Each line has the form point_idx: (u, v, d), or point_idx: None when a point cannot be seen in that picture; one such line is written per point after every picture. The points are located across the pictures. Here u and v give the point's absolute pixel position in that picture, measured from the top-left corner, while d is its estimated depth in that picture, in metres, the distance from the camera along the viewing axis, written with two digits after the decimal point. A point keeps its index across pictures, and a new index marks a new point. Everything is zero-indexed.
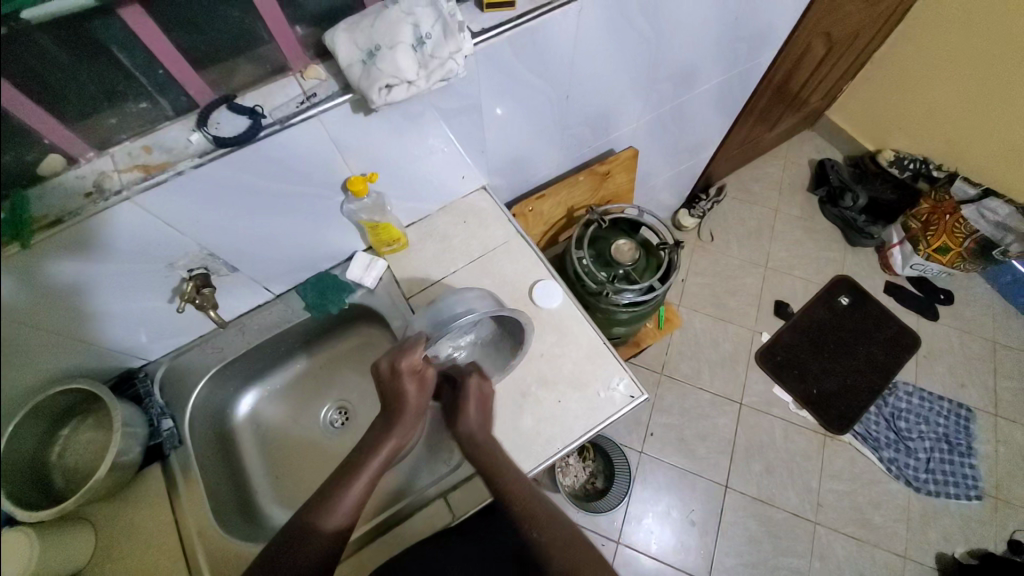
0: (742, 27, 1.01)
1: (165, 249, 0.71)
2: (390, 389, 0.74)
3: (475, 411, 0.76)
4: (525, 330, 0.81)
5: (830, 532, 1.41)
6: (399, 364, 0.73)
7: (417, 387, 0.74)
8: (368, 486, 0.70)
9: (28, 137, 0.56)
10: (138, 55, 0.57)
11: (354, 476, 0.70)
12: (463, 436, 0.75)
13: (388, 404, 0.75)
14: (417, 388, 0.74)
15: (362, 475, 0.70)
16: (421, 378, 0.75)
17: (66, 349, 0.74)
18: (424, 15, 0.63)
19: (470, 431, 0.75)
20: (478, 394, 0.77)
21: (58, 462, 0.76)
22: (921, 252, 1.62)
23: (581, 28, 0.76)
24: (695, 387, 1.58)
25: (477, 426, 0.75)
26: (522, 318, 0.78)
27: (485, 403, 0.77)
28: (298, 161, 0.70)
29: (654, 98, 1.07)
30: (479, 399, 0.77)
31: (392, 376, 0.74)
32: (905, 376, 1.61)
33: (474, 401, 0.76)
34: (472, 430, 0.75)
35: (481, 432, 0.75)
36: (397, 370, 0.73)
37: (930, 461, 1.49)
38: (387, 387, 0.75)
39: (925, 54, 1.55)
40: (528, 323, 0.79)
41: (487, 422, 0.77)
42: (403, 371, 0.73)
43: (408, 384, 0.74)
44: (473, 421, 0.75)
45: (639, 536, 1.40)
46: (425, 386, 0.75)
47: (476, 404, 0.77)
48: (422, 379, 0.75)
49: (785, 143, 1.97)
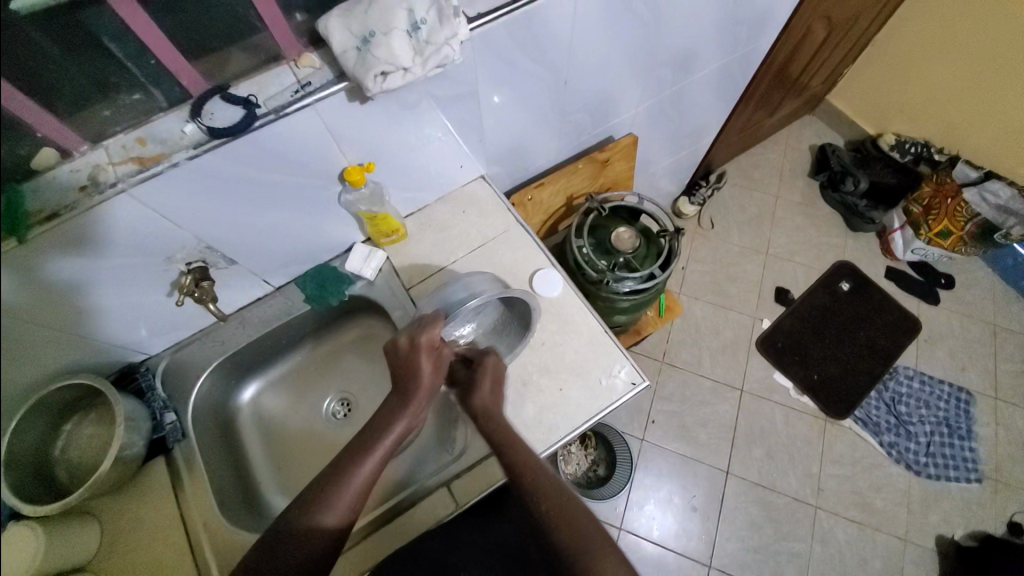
0: (742, 10, 0.99)
1: (162, 242, 0.70)
2: (404, 365, 0.73)
3: (487, 387, 0.75)
4: (532, 313, 0.82)
5: (831, 516, 1.42)
6: (420, 339, 0.73)
7: (433, 365, 0.73)
8: (377, 468, 0.69)
9: (22, 131, 0.55)
10: (130, 45, 0.56)
11: (362, 457, 0.69)
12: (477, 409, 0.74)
13: (400, 381, 0.74)
14: (433, 367, 0.73)
15: (371, 458, 0.69)
16: (438, 356, 0.74)
17: (64, 345, 0.74)
18: (419, 0, 0.61)
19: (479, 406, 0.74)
20: (494, 375, 0.76)
21: (62, 457, 0.76)
22: (923, 236, 1.61)
23: (578, 12, 0.75)
24: (696, 374, 1.58)
25: (487, 400, 0.74)
26: (531, 300, 0.79)
27: (500, 383, 0.76)
28: (295, 152, 0.69)
29: (653, 84, 1.05)
30: (495, 380, 0.76)
31: (411, 350, 0.73)
32: (906, 360, 1.61)
33: (486, 378, 0.76)
34: (484, 405, 0.74)
35: (493, 407, 0.74)
36: (417, 344, 0.73)
37: (930, 445, 1.50)
38: (405, 361, 0.73)
39: (928, 35, 1.53)
40: (535, 307, 0.81)
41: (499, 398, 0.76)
42: (422, 346, 0.73)
43: (423, 359, 0.73)
44: (484, 396, 0.74)
45: (642, 523, 1.41)
46: (441, 365, 0.75)
47: (490, 383, 0.76)
48: (438, 357, 0.74)
49: (785, 128, 1.95)
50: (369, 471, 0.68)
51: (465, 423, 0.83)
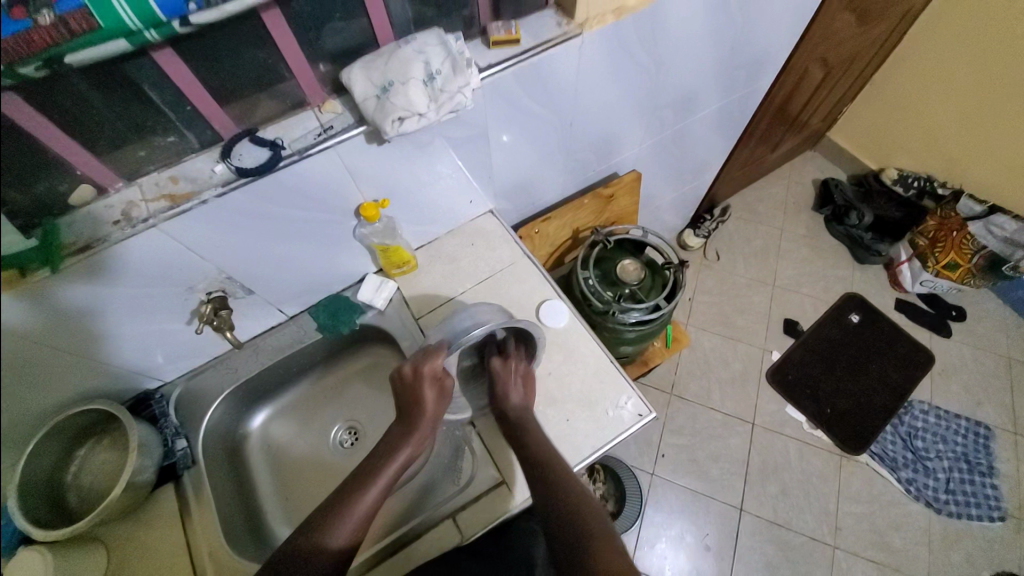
0: (740, 55, 1.05)
1: (185, 274, 0.74)
2: (408, 395, 0.76)
3: (517, 390, 0.80)
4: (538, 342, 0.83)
5: (848, 556, 1.37)
6: (423, 368, 0.75)
7: (436, 393, 0.76)
8: (382, 495, 0.72)
9: (63, 169, 0.60)
10: (168, 93, 0.60)
11: (369, 482, 0.72)
12: (509, 415, 0.79)
13: (404, 411, 0.77)
14: (436, 395, 0.76)
15: (376, 483, 0.72)
16: (442, 386, 0.77)
17: (84, 370, 0.77)
18: (434, 54, 0.66)
19: (509, 414, 0.79)
20: (520, 373, 0.83)
21: (74, 482, 0.78)
22: (930, 269, 1.61)
23: (583, 61, 0.80)
24: (705, 407, 1.56)
25: (516, 406, 0.79)
26: (537, 331, 0.80)
27: (529, 381, 0.82)
28: (314, 189, 0.73)
29: (656, 124, 1.10)
30: (523, 377, 0.82)
31: (414, 378, 0.76)
32: (920, 395, 1.58)
33: (515, 382, 0.81)
34: (515, 411, 0.79)
35: (525, 411, 0.79)
36: (420, 372, 0.75)
37: (950, 481, 1.45)
38: (407, 391, 0.76)
39: (921, 76, 1.59)
40: (541, 338, 0.82)
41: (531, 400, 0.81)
42: (424, 376, 0.75)
43: (427, 387, 0.76)
44: (515, 403, 0.79)
45: (653, 561, 1.37)
46: (445, 393, 0.77)
47: (518, 381, 0.82)
48: (442, 385, 0.77)
49: (788, 163, 1.99)
50: (374, 497, 0.71)
51: (473, 452, 0.83)
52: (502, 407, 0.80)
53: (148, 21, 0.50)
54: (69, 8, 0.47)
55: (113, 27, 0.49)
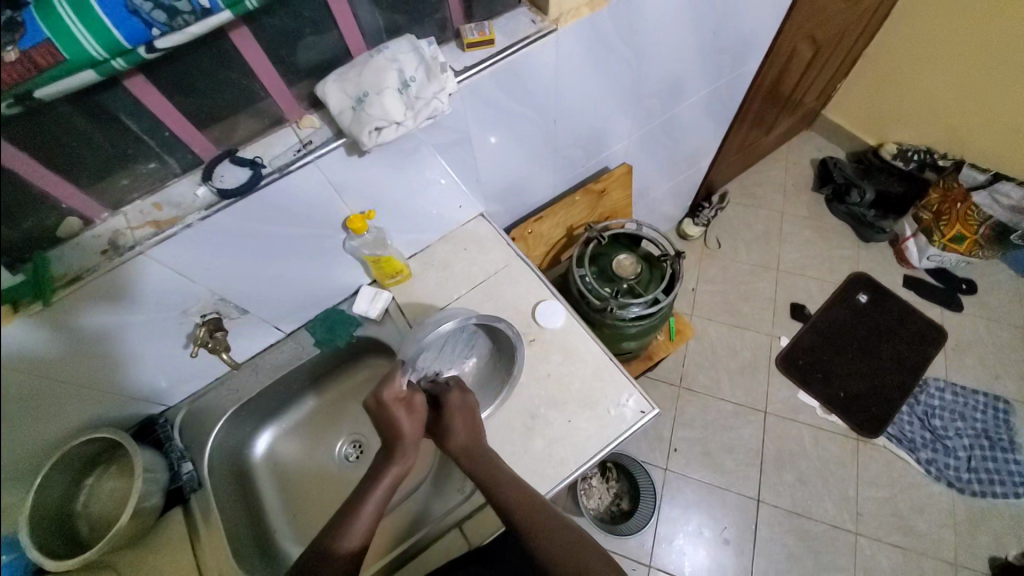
0: (724, 38, 1.03)
1: (178, 298, 0.74)
2: (382, 423, 0.74)
3: (462, 428, 0.76)
4: (515, 342, 0.82)
5: (873, 542, 1.34)
6: (384, 395, 0.74)
7: (408, 413, 0.74)
8: (375, 515, 0.71)
9: (47, 203, 0.60)
10: (145, 120, 0.60)
11: (361, 503, 0.71)
12: (457, 453, 0.75)
13: (384, 438, 0.74)
14: (407, 415, 0.74)
15: (368, 505, 0.71)
16: (409, 406, 0.75)
17: (87, 399, 0.78)
18: (407, 60, 0.66)
19: (460, 451, 0.75)
20: (466, 413, 0.78)
21: (83, 511, 0.79)
22: (936, 243, 1.59)
23: (560, 56, 0.79)
24: (716, 398, 1.54)
25: (466, 443, 0.75)
26: (516, 338, 0.81)
27: (474, 422, 0.77)
28: (299, 206, 0.73)
29: (642, 114, 1.08)
30: (467, 419, 0.77)
31: (380, 408, 0.74)
32: (935, 372, 1.55)
33: (458, 418, 0.77)
34: (462, 447, 0.75)
35: (472, 445, 0.75)
36: (382, 402, 0.74)
37: (971, 459, 1.42)
38: (378, 421, 0.74)
39: (916, 42, 1.55)
40: (517, 338, 0.81)
41: (477, 434, 0.77)
42: (388, 402, 0.74)
43: (400, 413, 0.74)
44: (461, 440, 0.75)
45: (672, 558, 1.35)
46: (416, 411, 0.75)
47: (464, 420, 0.77)
48: (410, 405, 0.75)
49: (785, 145, 1.96)
50: (370, 512, 0.71)
51: None
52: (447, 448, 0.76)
53: (113, 51, 0.50)
54: (33, 43, 0.47)
55: (79, 58, 0.49)
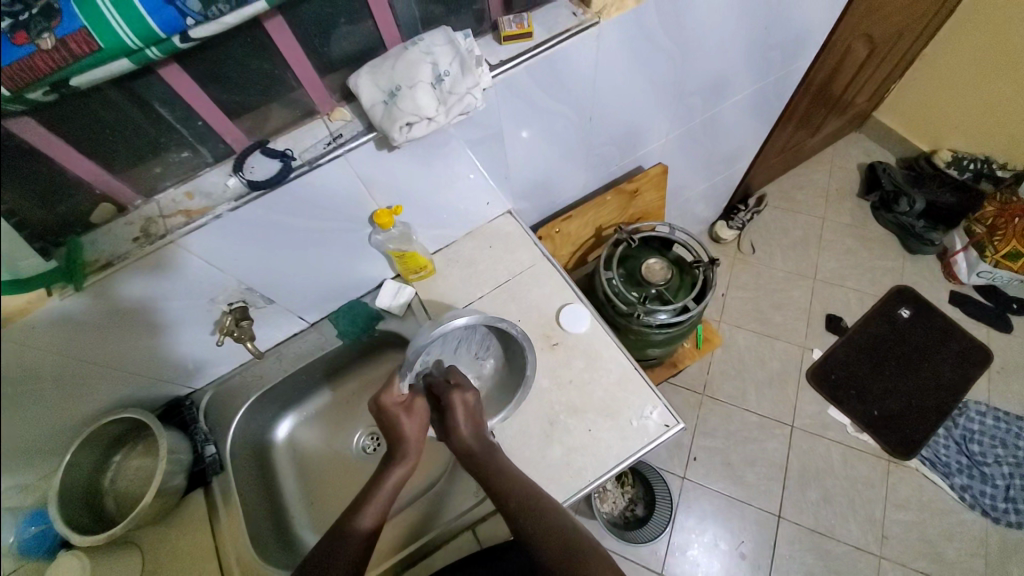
0: (776, 32, 0.97)
1: (207, 285, 0.75)
2: (387, 425, 0.78)
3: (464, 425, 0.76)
4: (526, 347, 0.79)
5: (896, 567, 1.29)
6: (384, 400, 0.77)
7: (408, 414, 0.77)
8: (380, 513, 0.73)
9: (81, 188, 0.61)
10: (178, 108, 0.60)
11: (361, 509, 0.72)
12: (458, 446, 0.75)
13: (389, 438, 0.78)
14: (408, 418, 0.77)
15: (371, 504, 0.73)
16: (410, 408, 0.78)
17: (118, 379, 0.80)
18: (442, 54, 0.64)
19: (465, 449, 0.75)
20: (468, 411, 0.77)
21: (110, 487, 0.82)
22: (988, 259, 1.49)
23: (600, 51, 0.76)
24: (740, 408, 1.49)
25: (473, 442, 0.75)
26: (514, 326, 0.76)
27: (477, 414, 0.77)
28: (325, 200, 0.73)
29: (682, 113, 1.04)
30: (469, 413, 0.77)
31: (381, 412, 0.77)
32: (977, 395, 1.47)
33: (461, 413, 0.76)
34: (467, 444, 0.75)
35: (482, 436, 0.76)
36: (383, 406, 0.77)
37: (1010, 488, 1.35)
38: (382, 423, 0.78)
39: (986, 46, 1.44)
40: (525, 336, 0.78)
41: (482, 433, 0.76)
42: (388, 406, 0.77)
43: (400, 416, 0.77)
44: (467, 437, 0.75)
45: (685, 567, 1.32)
46: (416, 413, 0.78)
47: (466, 416, 0.77)
48: (411, 408, 0.78)
49: (830, 148, 1.85)
50: (368, 524, 0.71)
51: None
52: (451, 441, 0.76)
53: (148, 40, 0.49)
54: (69, 31, 0.46)
55: (115, 48, 0.48)
